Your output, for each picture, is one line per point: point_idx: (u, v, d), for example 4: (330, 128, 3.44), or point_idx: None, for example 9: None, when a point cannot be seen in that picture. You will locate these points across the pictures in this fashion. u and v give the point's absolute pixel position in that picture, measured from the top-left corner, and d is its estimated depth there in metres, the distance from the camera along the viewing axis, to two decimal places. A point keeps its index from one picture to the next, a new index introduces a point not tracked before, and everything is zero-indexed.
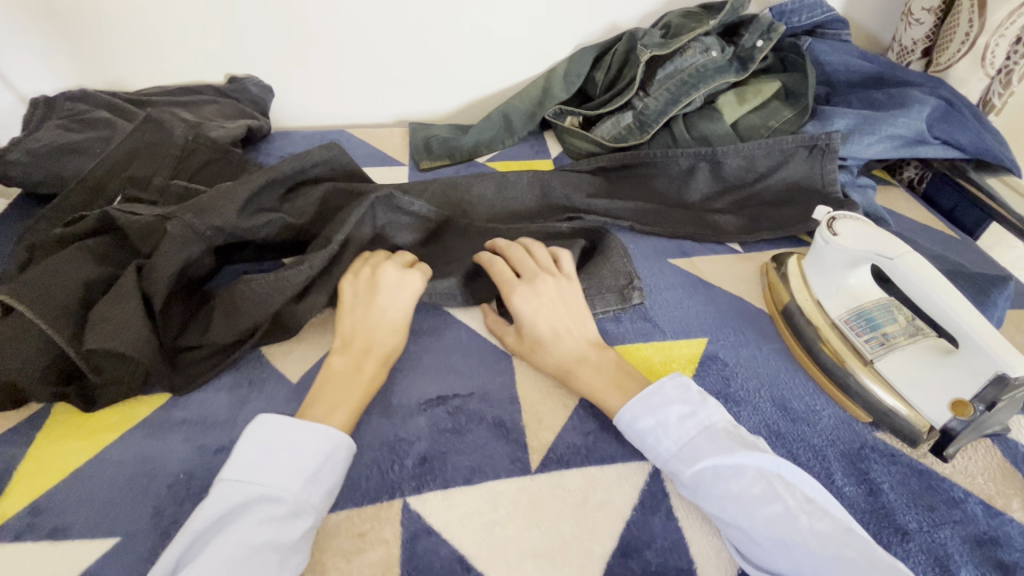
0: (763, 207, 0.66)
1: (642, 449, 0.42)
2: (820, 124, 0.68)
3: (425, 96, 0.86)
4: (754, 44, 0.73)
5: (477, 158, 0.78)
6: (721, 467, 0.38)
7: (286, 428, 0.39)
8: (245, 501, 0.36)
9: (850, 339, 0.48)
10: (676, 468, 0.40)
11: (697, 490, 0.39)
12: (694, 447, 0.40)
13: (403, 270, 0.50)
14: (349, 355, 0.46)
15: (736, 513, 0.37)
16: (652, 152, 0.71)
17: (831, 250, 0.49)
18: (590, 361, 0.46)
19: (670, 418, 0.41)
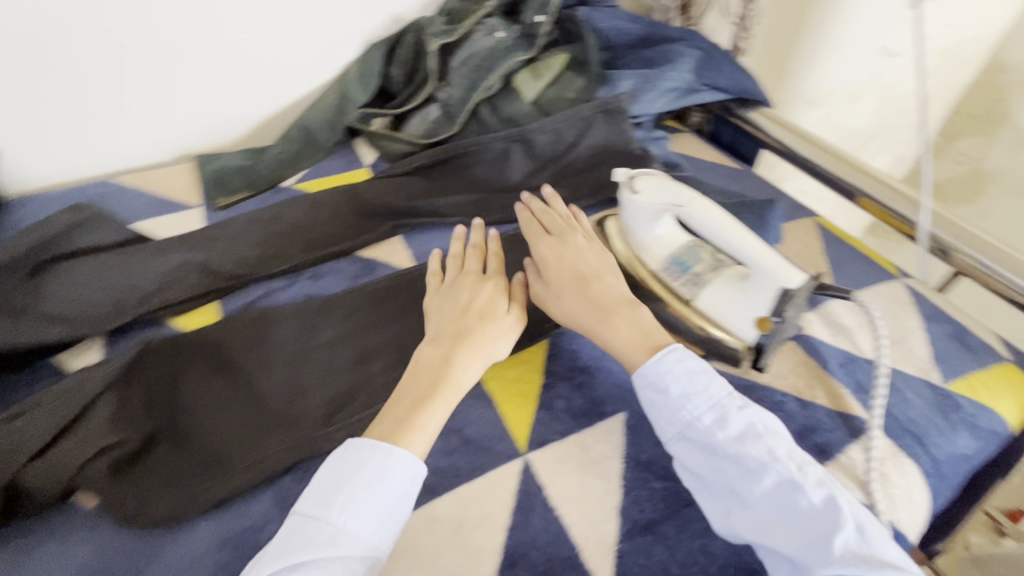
0: (580, 174, 0.69)
1: (687, 392, 0.40)
2: (609, 88, 0.72)
3: (206, 123, 0.75)
4: (534, 20, 0.75)
5: (283, 182, 0.70)
6: (760, 429, 0.39)
7: (379, 458, 0.37)
8: (313, 537, 0.35)
9: (670, 285, 0.51)
10: (728, 414, 0.39)
11: (754, 440, 0.38)
12: (725, 407, 0.40)
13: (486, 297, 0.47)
14: (440, 345, 0.43)
15: (788, 466, 0.37)
16: (465, 142, 0.70)
17: (634, 208, 0.52)
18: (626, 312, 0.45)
19: (699, 373, 0.41)
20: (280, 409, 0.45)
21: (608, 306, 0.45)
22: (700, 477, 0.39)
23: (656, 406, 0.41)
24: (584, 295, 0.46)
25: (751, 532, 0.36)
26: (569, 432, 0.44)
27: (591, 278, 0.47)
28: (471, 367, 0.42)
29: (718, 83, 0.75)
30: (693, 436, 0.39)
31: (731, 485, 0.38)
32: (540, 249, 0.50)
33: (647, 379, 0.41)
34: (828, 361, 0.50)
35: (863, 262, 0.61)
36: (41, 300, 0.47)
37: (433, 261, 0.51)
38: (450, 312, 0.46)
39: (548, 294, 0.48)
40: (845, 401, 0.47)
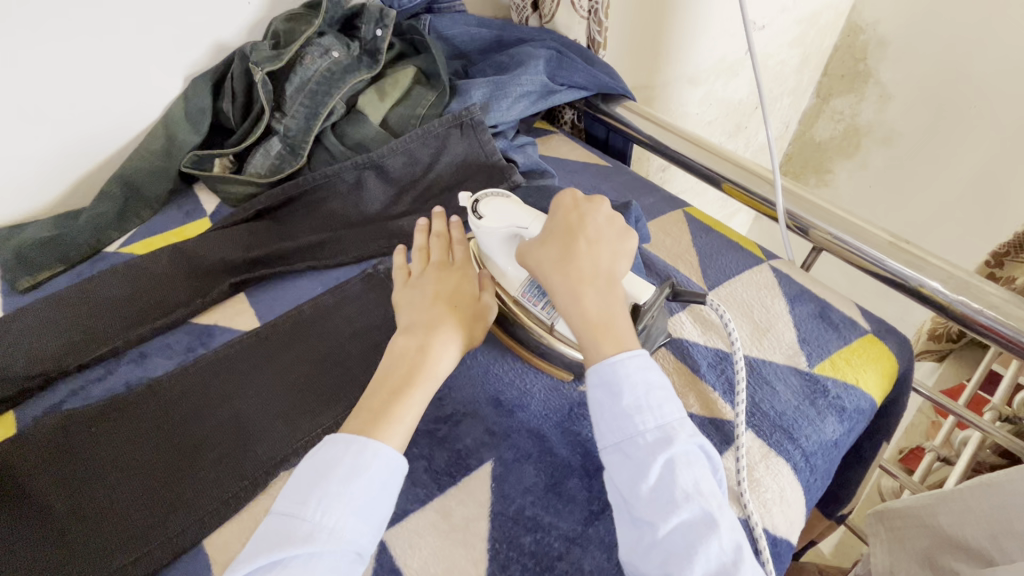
0: (441, 196, 0.64)
1: (639, 405, 0.37)
2: (462, 100, 0.68)
3: (3, 192, 0.63)
4: (374, 34, 0.69)
5: (107, 247, 0.62)
6: (694, 464, 0.36)
7: (350, 459, 0.36)
8: (294, 537, 0.33)
9: (531, 312, 0.46)
10: (672, 437, 0.37)
11: (688, 468, 0.36)
12: (669, 431, 0.37)
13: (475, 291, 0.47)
14: (416, 333, 0.43)
15: (710, 501, 0.35)
16: (308, 177, 0.64)
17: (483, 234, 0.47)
18: (597, 286, 0.41)
19: (656, 388, 0.38)
20: (80, 532, 0.39)
21: (577, 279, 0.41)
22: (624, 495, 0.36)
23: (602, 409, 0.38)
24: (558, 258, 0.42)
25: (653, 560, 0.34)
26: (430, 497, 0.40)
27: (577, 240, 0.42)
28: (446, 353, 0.42)
29: (575, 81, 0.73)
30: (630, 451, 0.37)
31: (646, 511, 0.35)
32: (570, 200, 0.45)
33: (603, 378, 0.38)
34: (699, 364, 0.49)
35: (731, 249, 0.61)
36: None
37: (400, 254, 0.50)
38: (429, 296, 0.45)
39: (535, 244, 0.43)
40: (716, 405, 0.46)
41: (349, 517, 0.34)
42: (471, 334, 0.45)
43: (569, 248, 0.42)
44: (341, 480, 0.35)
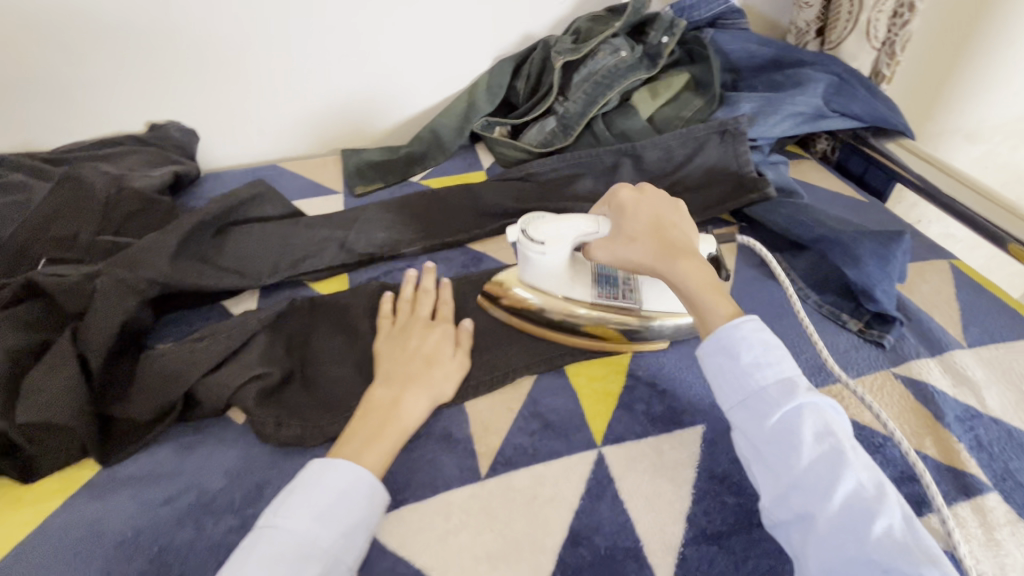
0: (686, 193, 0.69)
1: (757, 361, 0.39)
2: (729, 110, 0.72)
3: (355, 122, 0.85)
4: (659, 41, 0.76)
5: (412, 177, 0.79)
6: (820, 411, 0.37)
7: (314, 474, 0.39)
8: (267, 542, 0.35)
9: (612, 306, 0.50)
10: (795, 390, 0.38)
11: (819, 416, 0.37)
12: (791, 383, 0.38)
13: (437, 343, 0.48)
14: (393, 385, 0.45)
15: (843, 445, 0.36)
16: (576, 154, 0.74)
17: (547, 258, 0.50)
18: (695, 258, 0.45)
19: (775, 348, 0.40)
20: (387, 370, 0.51)
21: (678, 253, 0.45)
22: (756, 448, 0.38)
23: (720, 370, 0.41)
24: (653, 246, 0.46)
25: (794, 504, 0.36)
26: (647, 434, 0.45)
27: (665, 227, 0.47)
28: (418, 403, 0.44)
29: (851, 110, 0.72)
30: (754, 405, 0.39)
31: (778, 458, 0.37)
32: (632, 199, 0.50)
33: (723, 343, 0.41)
34: (946, 413, 0.46)
35: (1005, 314, 0.55)
36: (222, 250, 0.57)
37: (386, 304, 0.53)
38: (406, 350, 0.48)
39: (615, 240, 0.48)
40: (960, 458, 0.43)
41: (308, 525, 0.36)
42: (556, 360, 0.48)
43: (670, 233, 0.47)
44: (323, 484, 0.38)
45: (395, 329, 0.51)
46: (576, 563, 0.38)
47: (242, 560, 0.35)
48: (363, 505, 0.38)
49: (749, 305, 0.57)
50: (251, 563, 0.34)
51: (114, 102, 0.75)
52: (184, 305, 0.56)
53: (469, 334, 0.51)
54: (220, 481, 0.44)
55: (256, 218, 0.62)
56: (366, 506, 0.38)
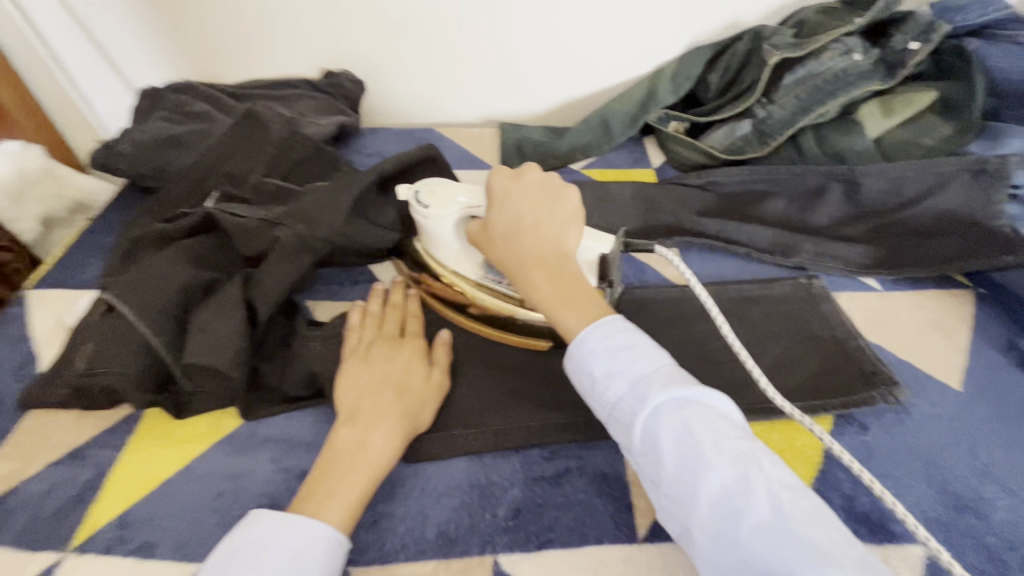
0: (908, 239, 0.57)
1: (608, 372, 0.34)
2: (989, 144, 0.57)
3: (519, 95, 0.80)
4: (905, 47, 0.62)
5: (572, 164, 0.73)
6: (688, 412, 0.32)
7: (265, 528, 0.33)
8: None
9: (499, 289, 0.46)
10: (646, 392, 0.33)
11: (651, 417, 0.32)
12: (646, 385, 0.33)
13: (406, 365, 0.42)
14: (357, 422, 0.38)
15: (702, 442, 0.31)
16: (774, 168, 0.63)
17: (435, 223, 0.45)
18: (553, 266, 0.38)
19: (621, 352, 0.35)
20: (538, 380, 0.45)
21: (535, 258, 0.38)
22: (636, 462, 0.34)
23: (585, 387, 0.36)
24: (509, 247, 0.39)
25: (678, 517, 0.31)
26: None
27: (540, 232, 0.39)
28: (389, 440, 0.37)
29: None
30: (620, 417, 0.34)
31: (663, 476, 0.31)
32: (503, 187, 0.41)
33: (577, 361, 0.36)
34: None
35: None
36: (383, 215, 0.54)
37: (354, 314, 0.46)
38: (374, 378, 0.41)
39: (489, 233, 0.40)
40: None
41: None
42: (417, 417, 0.40)
43: (549, 244, 0.39)
44: (268, 553, 0.32)
45: (363, 347, 0.44)
46: None
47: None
48: (323, 566, 0.32)
49: (991, 401, 0.45)
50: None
51: (297, 47, 0.76)
52: (338, 266, 0.55)
53: (446, 349, 0.45)
54: None
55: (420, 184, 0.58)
56: (326, 566, 0.32)
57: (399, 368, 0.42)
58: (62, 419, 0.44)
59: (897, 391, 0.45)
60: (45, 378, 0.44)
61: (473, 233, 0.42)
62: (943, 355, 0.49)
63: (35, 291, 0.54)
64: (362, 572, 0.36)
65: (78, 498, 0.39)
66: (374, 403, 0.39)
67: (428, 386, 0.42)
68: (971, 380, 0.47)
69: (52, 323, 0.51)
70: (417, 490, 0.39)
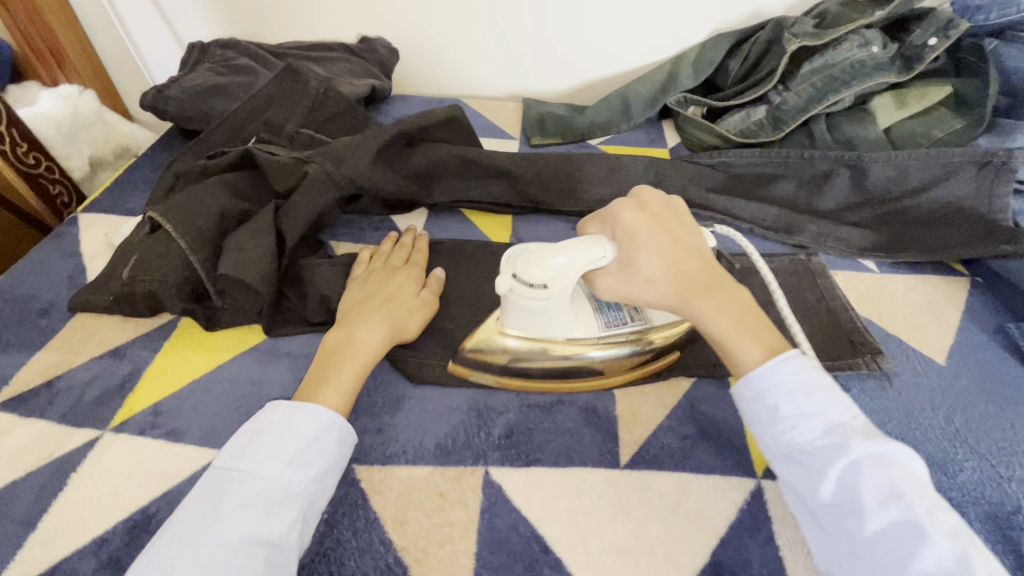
0: (911, 227, 0.58)
1: (800, 413, 0.34)
2: (998, 139, 0.59)
3: (544, 72, 0.83)
4: (924, 42, 0.63)
5: (590, 140, 0.76)
6: (881, 461, 0.32)
7: (282, 416, 0.36)
8: (231, 489, 0.33)
9: (617, 333, 0.43)
10: (848, 441, 0.32)
11: (851, 470, 0.32)
12: (846, 433, 0.33)
13: (395, 284, 0.46)
14: (346, 324, 0.42)
15: (914, 507, 0.30)
16: (785, 152, 0.64)
17: (554, 302, 0.39)
18: (721, 291, 0.38)
19: (814, 388, 0.34)
20: None
21: (699, 287, 0.38)
22: (808, 506, 0.33)
23: (756, 417, 0.36)
24: (670, 278, 0.38)
25: (855, 568, 0.31)
26: None
27: (694, 253, 0.39)
28: (374, 334, 0.41)
29: None
30: (802, 458, 0.34)
31: (840, 524, 0.32)
32: (643, 221, 0.40)
33: (755, 393, 0.35)
34: None
35: None
36: (408, 166, 0.58)
37: (363, 251, 0.51)
38: (367, 293, 0.45)
39: (633, 273, 0.39)
40: None
41: (273, 465, 0.34)
42: (406, 327, 0.44)
43: (705, 265, 0.39)
44: (281, 437, 0.35)
45: (365, 272, 0.48)
46: None
47: (209, 509, 0.32)
48: (335, 449, 0.36)
49: (973, 377, 0.47)
50: (222, 509, 0.32)
51: (337, 12, 0.80)
52: (362, 213, 0.59)
53: (439, 281, 0.49)
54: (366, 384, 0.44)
55: (442, 140, 0.61)
56: (337, 451, 0.36)
57: (389, 286, 0.46)
58: (106, 322, 0.48)
59: (881, 358, 0.47)
60: (91, 286, 0.48)
61: (609, 286, 0.40)
62: (932, 333, 0.51)
63: (85, 214, 0.59)
64: (365, 470, 0.39)
65: (118, 388, 0.43)
66: (361, 311, 0.43)
67: (416, 304, 0.46)
68: (955, 358, 0.49)
69: (100, 242, 0.55)
70: (420, 407, 0.43)
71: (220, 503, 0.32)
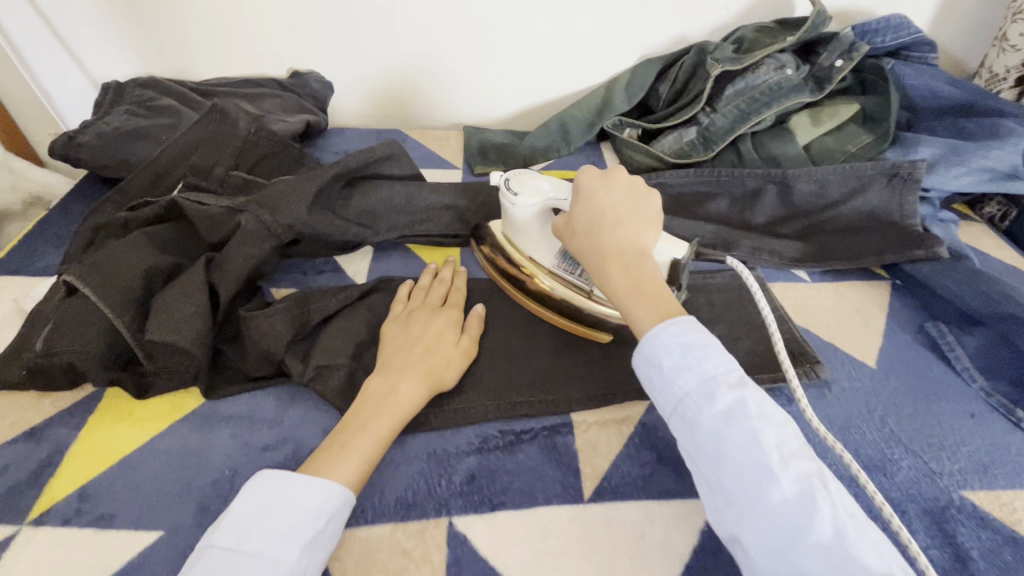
0: (831, 236, 0.63)
1: (679, 366, 0.35)
2: (902, 150, 0.64)
3: (482, 99, 0.83)
4: (832, 64, 0.69)
5: (532, 166, 0.76)
6: (765, 410, 0.34)
7: (288, 493, 0.35)
8: (234, 573, 0.32)
9: (568, 280, 0.49)
10: (715, 391, 0.34)
11: (721, 416, 0.33)
12: (716, 383, 0.34)
13: (439, 328, 0.46)
14: (389, 372, 0.43)
15: (769, 456, 0.32)
16: (718, 171, 0.67)
17: (519, 210, 0.49)
18: (625, 258, 0.40)
19: (695, 353, 0.35)
20: (492, 361, 0.48)
21: (612, 257, 0.40)
22: (693, 460, 0.34)
23: (650, 382, 0.37)
24: (591, 242, 0.42)
25: (729, 519, 0.32)
26: None
27: (615, 220, 0.41)
28: (411, 391, 0.42)
29: None
30: (686, 414, 0.34)
31: (713, 471, 0.33)
32: (591, 186, 0.44)
33: (645, 352, 0.36)
34: None
35: None
36: (351, 206, 0.57)
37: (402, 288, 0.51)
38: (409, 337, 0.45)
39: (571, 229, 0.44)
40: None
41: (282, 548, 0.33)
42: (442, 378, 0.44)
43: (623, 232, 0.41)
44: (288, 516, 0.34)
45: (404, 313, 0.48)
46: None
47: None
48: (340, 527, 0.36)
49: (900, 377, 0.50)
50: None
51: (266, 46, 0.77)
52: (304, 256, 0.57)
53: (479, 322, 0.49)
54: (317, 441, 0.42)
55: (384, 176, 0.60)
56: (342, 528, 0.36)
57: (430, 331, 0.46)
58: (20, 399, 0.44)
59: (819, 367, 0.50)
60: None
61: (559, 226, 0.46)
62: (862, 337, 0.54)
63: None
64: None
65: (35, 474, 0.39)
66: (400, 360, 0.43)
67: (455, 348, 0.46)
68: (883, 358, 0.52)
69: (9, 308, 0.50)
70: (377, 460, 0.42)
71: None
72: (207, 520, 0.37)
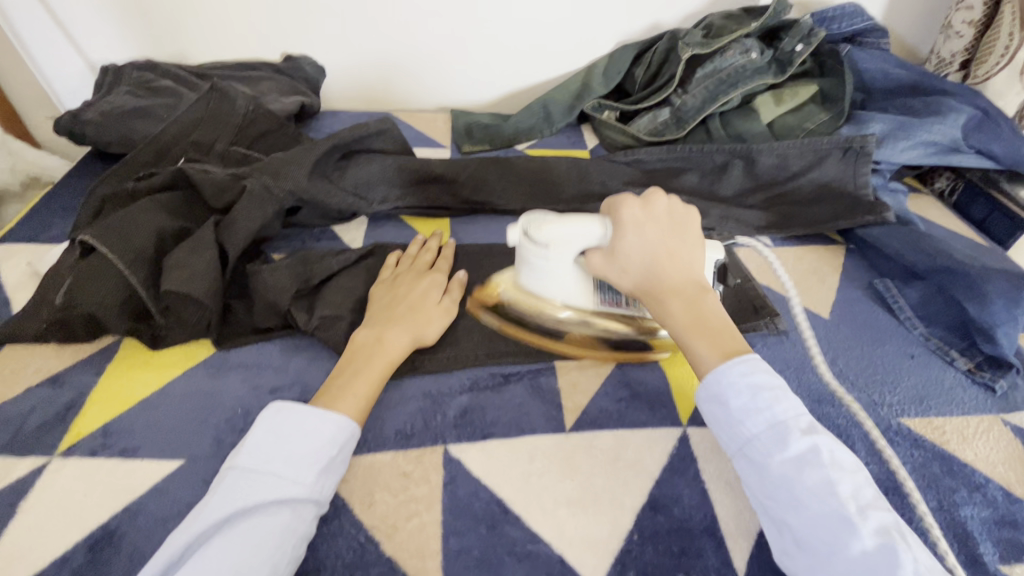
0: (796, 205, 0.67)
1: (746, 408, 0.36)
2: (855, 127, 0.70)
3: (469, 84, 0.87)
4: (793, 48, 0.74)
5: (516, 145, 0.80)
6: (835, 455, 0.35)
7: (299, 423, 0.39)
8: (258, 488, 0.36)
9: (616, 313, 0.49)
10: (788, 436, 0.35)
11: (793, 461, 0.34)
12: (787, 428, 0.35)
13: (424, 289, 0.50)
14: (376, 326, 0.46)
15: (848, 506, 0.33)
16: (688, 148, 0.72)
17: (551, 262, 0.46)
18: (686, 293, 0.41)
19: (762, 396, 0.36)
20: (481, 314, 0.52)
21: (667, 287, 0.41)
22: (760, 501, 0.35)
23: (716, 419, 0.38)
24: (644, 277, 0.42)
25: (800, 562, 0.33)
26: None
27: (668, 255, 0.42)
28: (398, 340, 0.45)
29: (989, 148, 0.68)
30: (752, 456, 0.36)
31: (785, 515, 0.34)
32: (633, 217, 0.43)
33: (711, 390, 0.38)
34: None
35: None
36: (346, 177, 0.60)
37: (391, 256, 0.54)
38: (395, 297, 0.49)
39: (614, 261, 0.44)
40: None
41: (297, 469, 0.37)
42: (425, 332, 0.47)
43: (679, 269, 0.42)
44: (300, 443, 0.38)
45: (391, 277, 0.52)
46: (654, 527, 0.39)
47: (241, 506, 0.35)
48: (347, 457, 0.40)
49: (850, 326, 0.56)
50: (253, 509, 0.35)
51: (261, 31, 0.80)
52: (301, 226, 0.61)
53: (460, 286, 0.52)
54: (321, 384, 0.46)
55: (376, 150, 0.64)
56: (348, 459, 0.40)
57: (416, 292, 0.49)
58: (41, 351, 0.47)
59: (777, 319, 0.54)
60: (19, 314, 0.47)
61: (600, 264, 0.45)
62: (817, 293, 0.59)
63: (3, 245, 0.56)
64: None
65: (61, 415, 0.43)
66: (387, 316, 0.47)
67: (438, 308, 0.49)
68: (836, 311, 0.57)
69: (24, 272, 0.53)
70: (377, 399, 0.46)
71: (251, 502, 0.35)
72: (224, 450, 0.41)
